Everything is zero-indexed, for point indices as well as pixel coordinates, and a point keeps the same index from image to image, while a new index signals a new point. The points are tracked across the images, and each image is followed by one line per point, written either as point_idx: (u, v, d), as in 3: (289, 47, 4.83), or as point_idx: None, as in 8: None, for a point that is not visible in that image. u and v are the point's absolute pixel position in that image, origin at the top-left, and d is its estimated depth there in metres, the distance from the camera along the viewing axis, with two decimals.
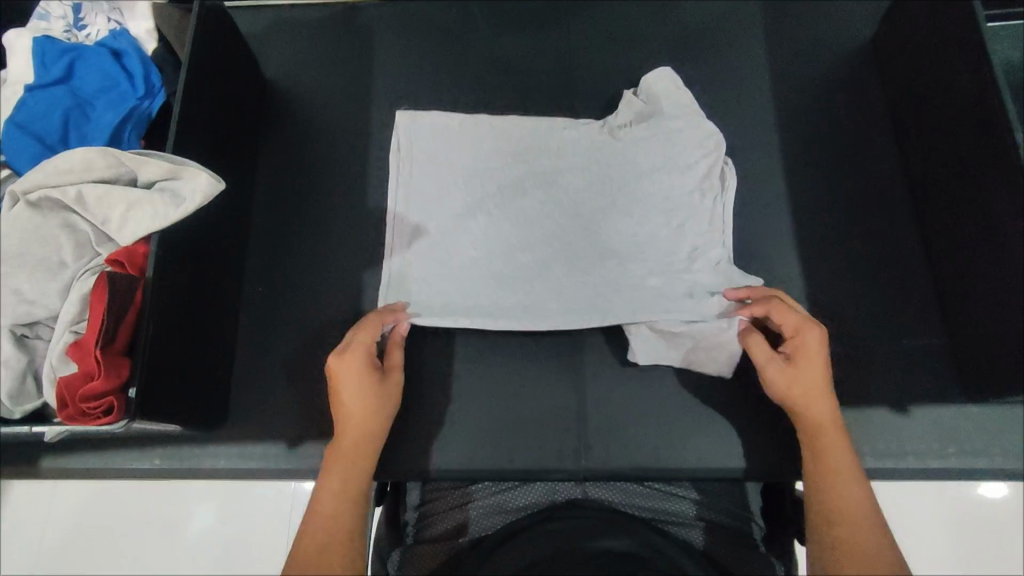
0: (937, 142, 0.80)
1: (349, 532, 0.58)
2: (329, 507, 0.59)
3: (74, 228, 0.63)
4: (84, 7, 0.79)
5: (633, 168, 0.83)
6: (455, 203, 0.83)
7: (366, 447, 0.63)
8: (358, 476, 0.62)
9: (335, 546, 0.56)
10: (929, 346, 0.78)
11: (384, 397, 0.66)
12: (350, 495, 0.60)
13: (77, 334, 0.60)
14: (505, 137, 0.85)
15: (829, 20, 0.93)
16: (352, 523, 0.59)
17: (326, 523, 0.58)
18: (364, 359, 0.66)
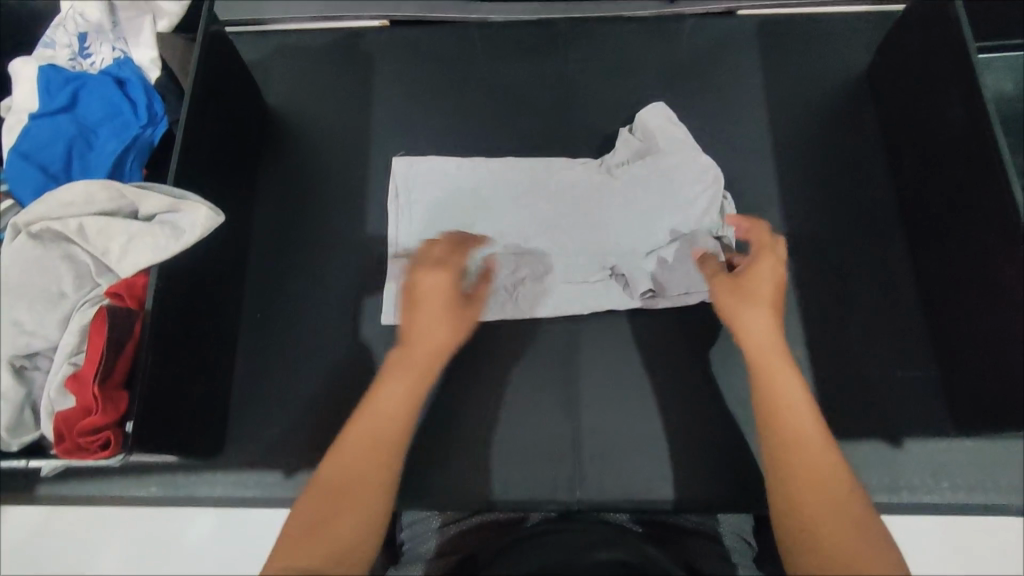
0: (931, 175, 0.81)
1: (395, 448, 0.57)
2: (377, 418, 0.58)
3: (75, 259, 0.64)
4: (89, 36, 0.79)
5: (633, 206, 0.84)
6: (451, 243, 0.84)
7: (432, 358, 0.62)
8: (418, 386, 0.60)
9: (376, 456, 0.56)
10: (924, 379, 0.79)
11: (463, 316, 0.66)
12: (394, 414, 0.58)
13: (75, 366, 0.61)
14: (504, 181, 0.87)
15: (825, 51, 0.94)
16: (394, 440, 0.58)
17: (372, 433, 0.57)
18: (454, 282, 0.66)
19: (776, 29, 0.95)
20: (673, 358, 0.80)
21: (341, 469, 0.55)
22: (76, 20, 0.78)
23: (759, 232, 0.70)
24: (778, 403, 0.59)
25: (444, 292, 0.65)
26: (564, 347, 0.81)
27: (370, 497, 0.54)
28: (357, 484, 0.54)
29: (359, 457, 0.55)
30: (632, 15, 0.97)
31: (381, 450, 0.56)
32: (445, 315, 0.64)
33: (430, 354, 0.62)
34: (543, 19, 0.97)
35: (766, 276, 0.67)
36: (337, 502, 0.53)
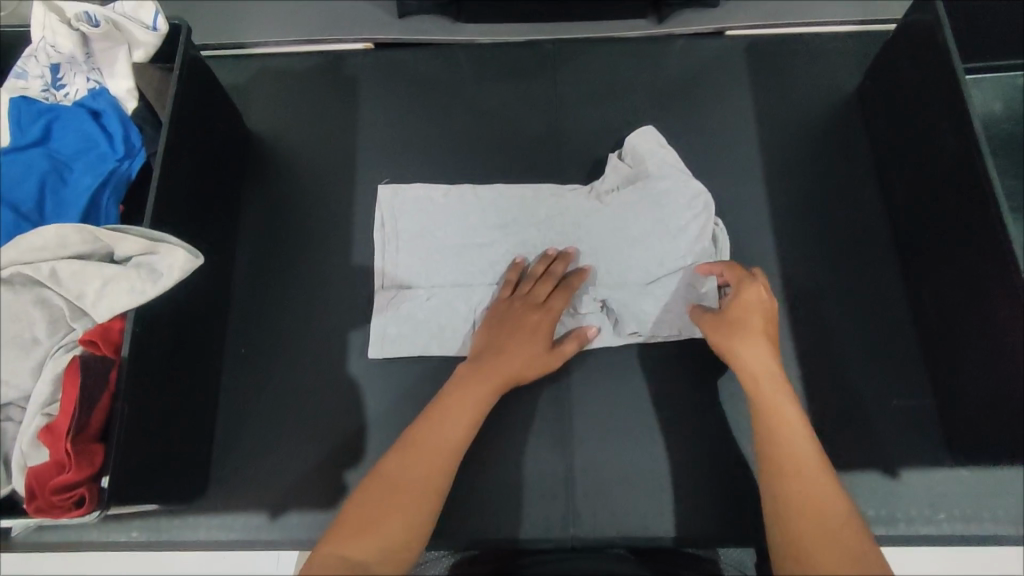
0: (922, 199, 0.81)
1: (450, 464, 0.65)
2: (441, 434, 0.66)
3: (47, 302, 0.61)
4: (62, 67, 0.75)
5: (623, 233, 0.84)
6: (442, 272, 0.83)
7: (495, 387, 0.71)
8: (478, 413, 0.69)
9: (436, 468, 0.64)
10: (918, 407, 0.78)
11: (533, 355, 0.74)
12: (459, 429, 0.67)
13: (48, 417, 0.59)
14: (492, 210, 0.86)
15: (814, 71, 0.94)
16: (455, 453, 0.66)
17: (434, 446, 0.65)
18: (547, 324, 0.75)
19: (765, 50, 0.94)
20: (666, 389, 0.80)
21: (404, 471, 0.63)
22: (47, 50, 0.73)
23: (731, 269, 0.73)
24: (771, 428, 0.65)
25: (536, 331, 0.75)
26: (556, 379, 0.80)
27: (422, 500, 0.61)
28: (413, 487, 0.62)
29: (421, 463, 0.64)
30: (621, 36, 0.96)
31: (441, 462, 0.64)
32: (517, 351, 0.73)
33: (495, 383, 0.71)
34: (530, 40, 0.96)
35: (753, 310, 0.70)
36: (391, 501, 0.60)
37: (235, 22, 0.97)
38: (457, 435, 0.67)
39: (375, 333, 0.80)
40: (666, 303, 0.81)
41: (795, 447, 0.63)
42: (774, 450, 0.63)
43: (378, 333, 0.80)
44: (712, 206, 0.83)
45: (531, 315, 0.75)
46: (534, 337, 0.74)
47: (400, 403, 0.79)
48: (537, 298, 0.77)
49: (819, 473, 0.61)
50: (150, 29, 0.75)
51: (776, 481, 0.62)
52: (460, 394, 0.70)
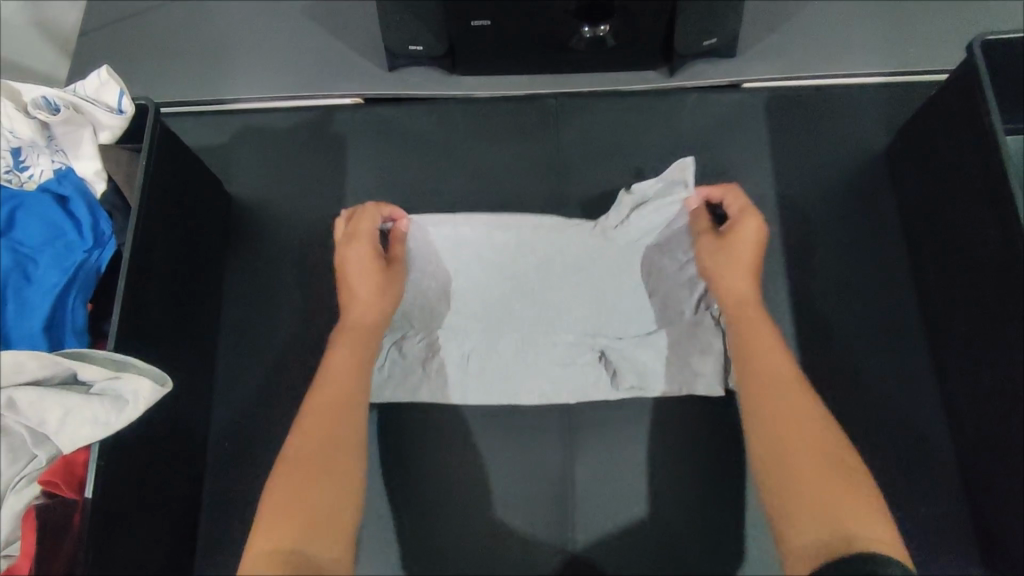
0: (959, 284, 0.74)
1: (352, 417, 0.64)
2: (331, 399, 0.64)
3: (6, 433, 0.55)
4: (24, 150, 0.69)
5: (627, 275, 0.80)
6: (433, 320, 0.79)
7: (368, 333, 0.70)
8: (361, 359, 0.68)
9: (340, 426, 0.63)
10: (947, 512, 0.74)
11: (381, 282, 0.72)
12: (346, 378, 0.66)
13: (7, 559, 0.55)
14: (486, 252, 0.80)
15: (840, 127, 0.86)
16: (357, 399, 0.65)
17: (328, 407, 0.64)
18: (373, 251, 0.72)
19: (787, 104, 0.87)
20: (677, 490, 0.74)
21: (307, 441, 0.61)
22: (5, 136, 0.67)
23: (733, 198, 0.73)
24: (755, 364, 0.65)
25: (365, 263, 0.72)
26: (558, 477, 0.75)
27: (339, 465, 0.60)
28: (321, 453, 0.61)
29: (319, 428, 0.62)
30: (629, 89, 0.89)
31: (346, 421, 0.63)
32: (366, 293, 0.71)
33: (368, 331, 0.70)
34: (531, 94, 0.89)
35: (749, 242, 0.70)
36: (311, 477, 0.59)
37: (215, 75, 0.91)
38: (347, 385, 0.66)
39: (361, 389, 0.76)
40: (671, 355, 0.77)
41: (778, 377, 0.63)
42: (760, 386, 0.63)
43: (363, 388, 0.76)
44: None
45: (365, 247, 0.72)
46: (368, 270, 0.72)
47: (391, 504, 0.74)
48: (347, 235, 0.73)
49: (805, 406, 0.61)
50: (115, 111, 0.69)
51: (756, 419, 0.62)
52: (336, 353, 0.68)
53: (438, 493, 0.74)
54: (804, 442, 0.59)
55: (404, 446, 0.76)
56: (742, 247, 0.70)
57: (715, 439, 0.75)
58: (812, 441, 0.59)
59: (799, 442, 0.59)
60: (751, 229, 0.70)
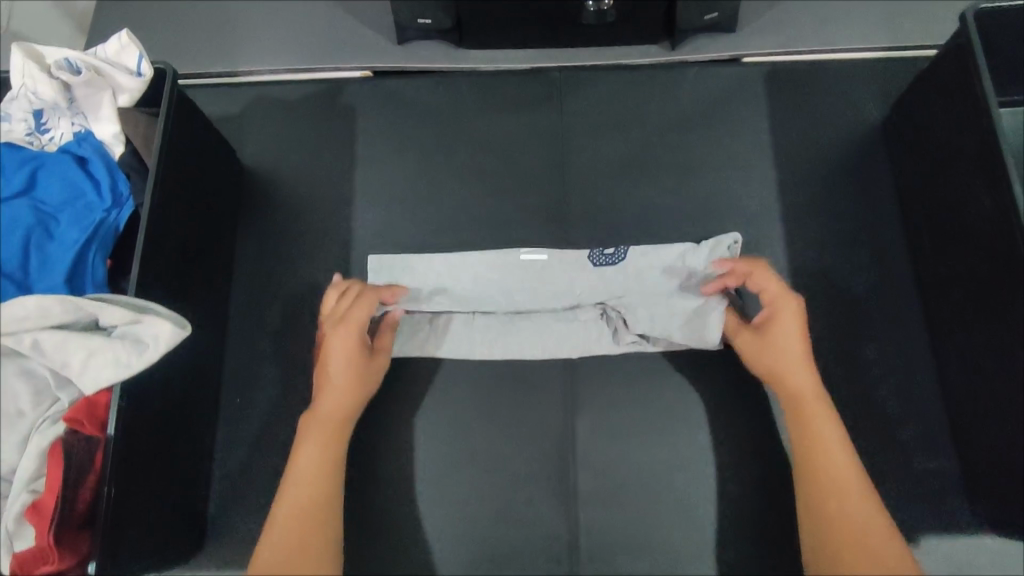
0: (952, 247, 0.76)
1: (327, 509, 0.66)
2: (306, 489, 0.66)
3: (30, 373, 0.59)
4: (45, 111, 0.72)
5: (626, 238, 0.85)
6: (440, 275, 0.82)
7: (341, 419, 0.71)
8: (332, 451, 0.69)
9: (313, 521, 0.65)
10: (938, 470, 0.75)
11: (367, 371, 0.73)
12: (317, 473, 0.67)
13: (35, 494, 0.57)
14: (493, 222, 0.85)
15: (838, 101, 0.88)
16: (325, 503, 0.67)
17: (308, 497, 0.66)
18: (358, 338, 0.72)
19: (785, 79, 0.89)
20: (675, 448, 0.76)
21: (279, 539, 0.63)
22: (28, 97, 0.70)
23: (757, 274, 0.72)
24: (810, 436, 0.68)
25: (349, 348, 0.72)
26: (560, 435, 0.77)
27: (313, 548, 0.64)
28: (290, 556, 0.63)
29: (296, 520, 0.65)
30: (632, 64, 0.91)
31: (317, 513, 0.66)
32: (352, 377, 0.72)
33: (338, 420, 0.70)
34: (536, 69, 0.91)
35: (788, 333, 0.70)
36: (289, 566, 0.62)
37: (229, 48, 0.93)
38: (316, 483, 0.67)
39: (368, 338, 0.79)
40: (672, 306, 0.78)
41: (834, 459, 0.66)
42: (813, 463, 0.67)
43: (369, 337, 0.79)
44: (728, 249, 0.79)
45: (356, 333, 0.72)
46: (351, 356, 0.72)
47: (398, 459, 0.76)
48: (336, 317, 0.73)
49: (857, 492, 0.65)
50: (135, 74, 0.71)
51: (809, 489, 0.66)
52: (306, 443, 0.69)
53: (443, 449, 0.77)
54: (844, 525, 0.63)
55: (410, 404, 0.78)
56: (782, 341, 0.70)
57: (712, 400, 0.77)
58: (862, 526, 0.63)
59: (841, 525, 0.63)
60: (789, 317, 0.70)
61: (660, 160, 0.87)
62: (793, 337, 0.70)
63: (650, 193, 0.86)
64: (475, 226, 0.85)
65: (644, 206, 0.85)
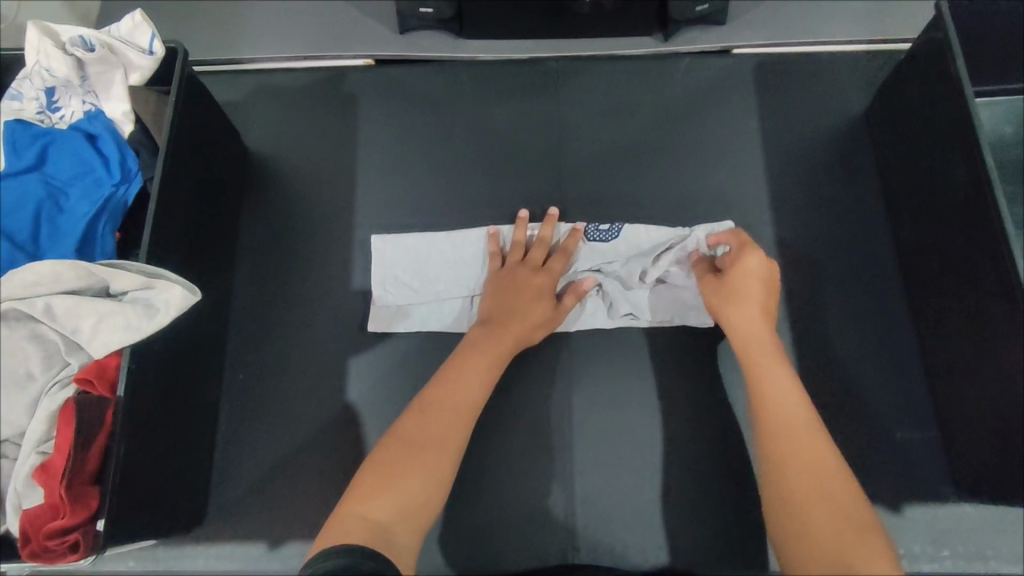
0: (931, 228, 0.78)
1: (466, 422, 0.67)
2: (457, 395, 0.68)
3: (42, 338, 0.59)
4: (57, 90, 0.73)
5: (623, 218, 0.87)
6: (441, 251, 0.84)
7: (507, 346, 0.73)
8: (493, 373, 0.72)
9: (450, 424, 0.66)
10: (921, 441, 0.77)
11: (545, 316, 0.76)
12: (478, 380, 0.70)
13: (44, 455, 0.57)
14: (493, 203, 0.87)
15: (823, 92, 0.92)
16: (473, 409, 0.69)
17: (453, 402, 0.68)
18: (547, 284, 0.77)
19: (773, 71, 0.93)
20: (668, 421, 0.78)
21: (420, 428, 0.65)
22: (42, 74, 0.72)
23: (734, 238, 0.74)
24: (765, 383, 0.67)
25: (540, 290, 0.76)
26: (556, 409, 0.79)
27: (452, 440, 0.65)
28: (430, 442, 0.65)
29: (439, 420, 0.66)
30: (626, 54, 0.94)
31: (464, 414, 0.68)
32: (530, 311, 0.75)
33: (505, 347, 0.73)
34: (533, 58, 0.94)
35: (752, 277, 0.72)
36: (426, 449, 0.64)
37: (232, 36, 0.96)
38: (477, 387, 0.70)
39: (371, 315, 0.82)
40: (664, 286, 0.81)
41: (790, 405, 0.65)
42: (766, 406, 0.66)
43: (372, 315, 0.82)
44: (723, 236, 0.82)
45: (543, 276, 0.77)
46: (538, 296, 0.76)
47: None
48: (535, 263, 0.79)
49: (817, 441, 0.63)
50: (146, 52, 0.73)
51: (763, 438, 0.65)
52: (475, 353, 0.72)
53: None
54: (802, 472, 0.61)
55: (410, 379, 0.80)
56: (746, 287, 0.72)
57: (704, 375, 0.80)
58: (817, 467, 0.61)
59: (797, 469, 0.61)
60: (755, 263, 0.71)
61: (653, 146, 0.90)
62: (756, 285, 0.72)
63: (644, 177, 0.88)
64: (473, 208, 0.87)
65: (639, 189, 0.88)
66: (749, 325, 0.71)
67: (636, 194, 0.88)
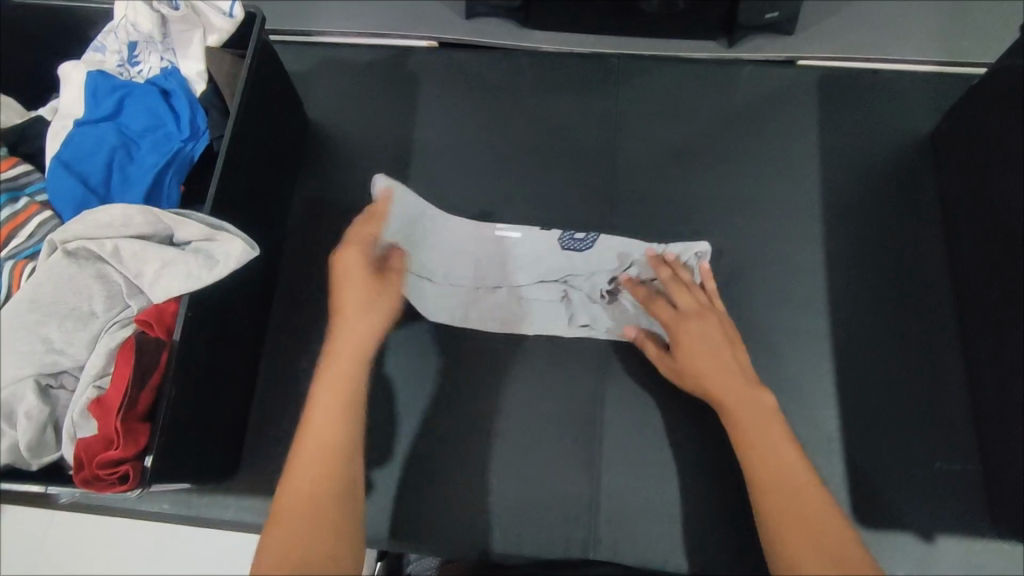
0: (992, 256, 0.75)
1: (341, 460, 0.58)
2: (326, 438, 0.58)
3: (107, 278, 0.62)
4: (138, 45, 0.77)
5: (673, 218, 0.86)
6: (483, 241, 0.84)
7: (357, 359, 0.62)
8: (351, 388, 0.61)
9: (331, 467, 0.58)
10: (961, 472, 0.75)
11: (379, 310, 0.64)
12: (340, 403, 0.60)
13: (99, 390, 0.60)
14: (542, 193, 0.88)
15: (888, 110, 0.90)
16: (348, 436, 0.60)
17: (317, 436, 0.59)
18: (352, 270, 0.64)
19: (838, 85, 0.91)
20: (702, 424, 0.77)
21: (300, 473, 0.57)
22: (127, 28, 0.76)
23: (651, 300, 0.75)
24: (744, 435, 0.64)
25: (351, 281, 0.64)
26: (588, 401, 0.79)
27: (334, 475, 0.58)
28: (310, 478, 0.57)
29: (317, 455, 0.58)
30: (689, 57, 0.94)
31: (338, 443, 0.59)
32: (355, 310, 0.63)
33: (343, 376, 0.61)
34: (595, 53, 0.94)
35: (693, 342, 0.69)
36: (310, 489, 0.57)
37: (303, 9, 0.98)
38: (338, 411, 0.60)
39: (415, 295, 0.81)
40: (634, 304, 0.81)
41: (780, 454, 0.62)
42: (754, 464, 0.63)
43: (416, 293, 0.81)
44: (697, 257, 0.81)
45: (355, 263, 0.64)
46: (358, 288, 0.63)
47: (432, 407, 0.79)
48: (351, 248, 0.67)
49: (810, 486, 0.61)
50: (225, 14, 0.75)
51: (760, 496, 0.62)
52: (323, 380, 0.61)
53: (477, 403, 0.79)
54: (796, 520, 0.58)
55: (448, 356, 0.81)
56: (692, 348, 0.69)
57: None
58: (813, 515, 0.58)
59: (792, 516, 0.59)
60: (687, 327, 0.70)
61: (709, 150, 0.89)
62: (700, 347, 0.69)
63: (697, 181, 0.88)
64: (523, 195, 0.88)
65: (691, 193, 0.87)
66: (700, 373, 0.68)
67: (687, 197, 0.87)
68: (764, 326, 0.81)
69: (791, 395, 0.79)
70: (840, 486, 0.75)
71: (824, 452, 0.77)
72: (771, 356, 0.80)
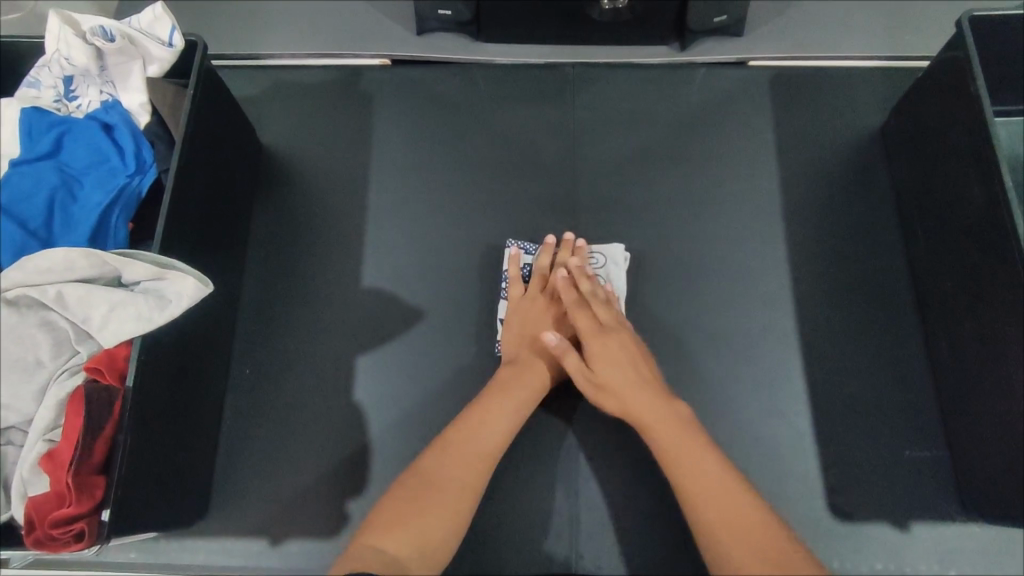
0: (946, 246, 0.77)
1: (485, 462, 0.68)
2: (469, 433, 0.69)
3: (52, 325, 0.59)
4: (76, 79, 0.74)
5: (636, 224, 0.86)
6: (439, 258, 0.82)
7: (534, 389, 0.73)
8: (512, 412, 0.71)
9: (467, 467, 0.67)
10: (929, 459, 0.77)
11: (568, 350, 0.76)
12: (500, 415, 0.71)
13: (51, 443, 0.57)
14: (506, 207, 0.87)
15: (838, 107, 0.92)
16: (491, 448, 0.69)
17: (469, 448, 0.68)
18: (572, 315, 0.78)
19: (789, 86, 0.93)
20: None
21: (438, 469, 0.66)
22: (61, 62, 0.73)
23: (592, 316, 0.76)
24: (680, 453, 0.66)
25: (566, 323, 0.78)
26: (562, 417, 0.79)
27: (467, 483, 0.66)
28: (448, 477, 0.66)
29: (457, 458, 0.67)
30: (642, 63, 0.94)
31: (483, 450, 0.68)
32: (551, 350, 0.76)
33: (539, 379, 0.74)
34: (550, 63, 0.94)
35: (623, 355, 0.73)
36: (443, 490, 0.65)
37: (251, 33, 0.96)
38: (500, 420, 0.70)
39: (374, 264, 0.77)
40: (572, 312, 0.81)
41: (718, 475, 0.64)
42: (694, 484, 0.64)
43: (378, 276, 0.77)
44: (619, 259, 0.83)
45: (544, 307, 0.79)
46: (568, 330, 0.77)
47: (405, 433, 0.78)
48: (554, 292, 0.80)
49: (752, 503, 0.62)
50: (166, 45, 0.74)
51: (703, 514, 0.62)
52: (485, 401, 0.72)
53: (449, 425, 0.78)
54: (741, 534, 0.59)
55: (420, 377, 0.80)
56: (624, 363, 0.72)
57: (713, 384, 0.80)
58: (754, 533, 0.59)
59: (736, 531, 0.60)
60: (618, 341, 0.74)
61: (668, 155, 0.90)
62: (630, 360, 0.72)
63: (658, 186, 0.88)
64: (486, 211, 0.87)
65: (653, 198, 0.88)
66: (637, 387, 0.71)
67: (650, 203, 0.88)
68: (731, 327, 0.82)
69: (761, 395, 0.79)
70: (813, 481, 0.76)
71: (796, 450, 0.77)
72: (742, 357, 0.81)
